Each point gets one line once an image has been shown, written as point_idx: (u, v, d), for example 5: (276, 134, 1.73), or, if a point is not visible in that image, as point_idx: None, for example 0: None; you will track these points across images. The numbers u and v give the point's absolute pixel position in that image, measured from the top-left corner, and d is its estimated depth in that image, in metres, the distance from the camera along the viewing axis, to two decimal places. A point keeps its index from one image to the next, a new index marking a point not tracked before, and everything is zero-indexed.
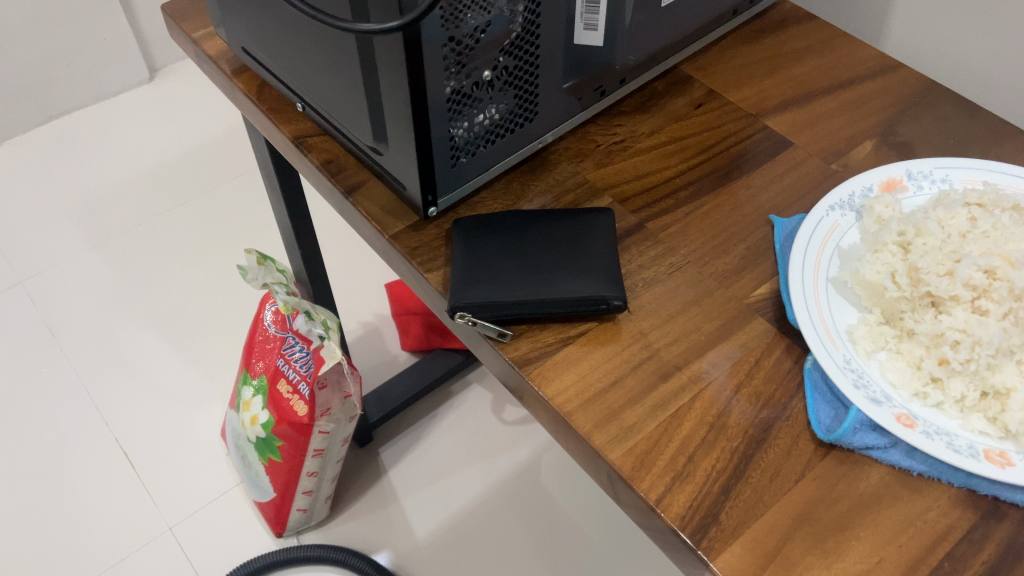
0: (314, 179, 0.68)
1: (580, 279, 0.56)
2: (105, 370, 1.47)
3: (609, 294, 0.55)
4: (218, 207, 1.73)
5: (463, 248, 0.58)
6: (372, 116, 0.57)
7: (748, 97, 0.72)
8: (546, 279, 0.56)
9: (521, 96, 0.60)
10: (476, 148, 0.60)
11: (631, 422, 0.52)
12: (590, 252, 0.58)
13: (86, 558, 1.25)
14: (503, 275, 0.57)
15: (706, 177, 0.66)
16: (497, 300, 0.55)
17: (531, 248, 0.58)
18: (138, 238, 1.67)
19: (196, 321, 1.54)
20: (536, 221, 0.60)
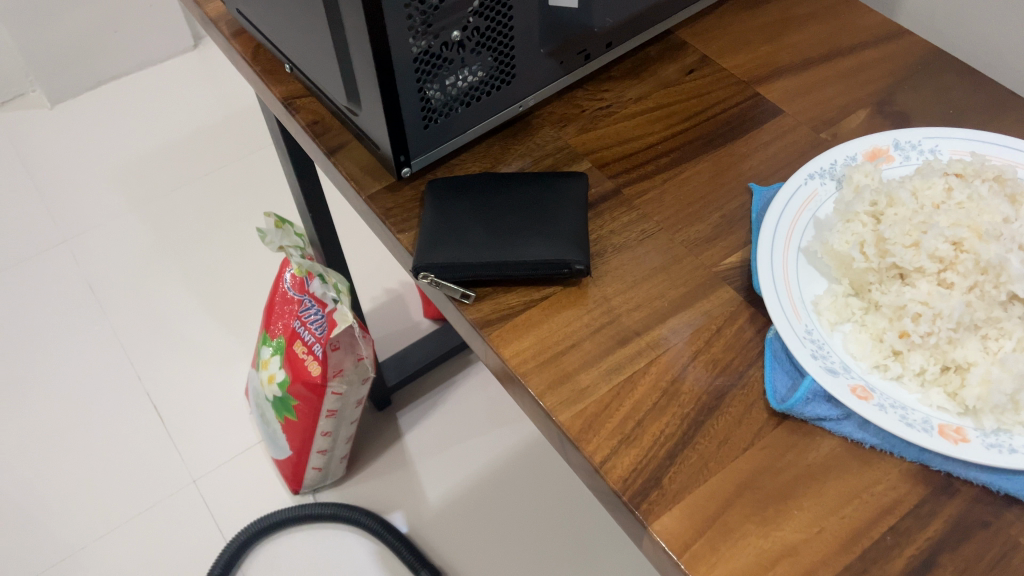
0: (302, 140, 0.69)
1: (544, 242, 0.56)
2: (138, 329, 1.52)
3: (571, 258, 0.55)
4: (252, 175, 1.76)
5: (434, 209, 0.59)
6: (344, 76, 0.58)
7: (743, 64, 0.71)
8: (510, 241, 0.56)
9: (497, 58, 0.60)
10: (451, 110, 0.61)
11: (584, 385, 0.52)
12: (560, 215, 0.58)
13: (114, 506, 1.31)
14: (468, 236, 0.57)
15: (689, 144, 0.65)
16: (460, 261, 0.56)
17: (500, 212, 0.58)
18: (175, 202, 1.72)
19: (225, 285, 1.58)
20: (507, 185, 0.60)
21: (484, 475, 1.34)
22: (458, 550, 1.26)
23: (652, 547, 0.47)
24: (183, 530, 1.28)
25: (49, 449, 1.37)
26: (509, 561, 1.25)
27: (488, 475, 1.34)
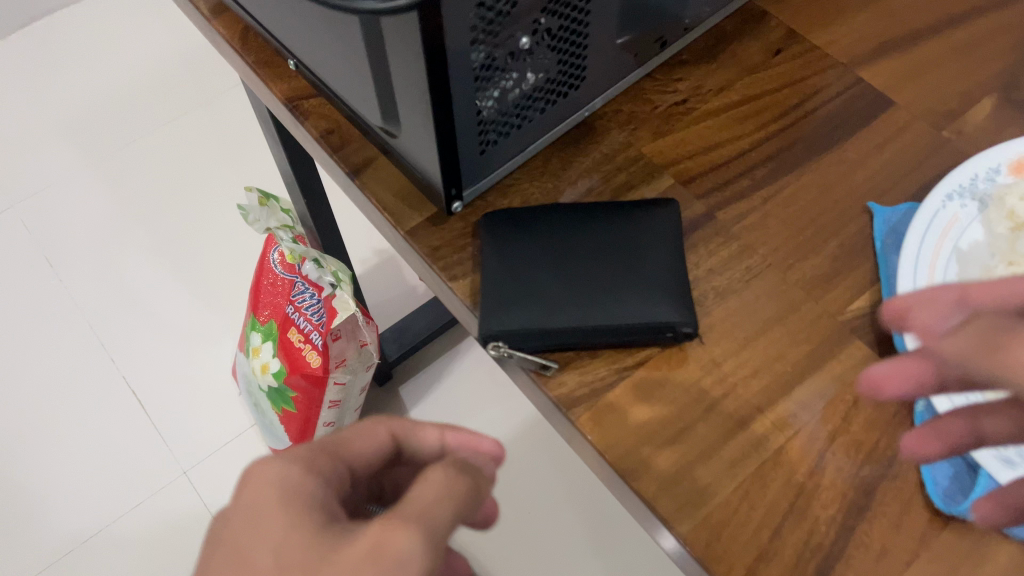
0: (314, 152, 0.57)
1: (639, 297, 0.46)
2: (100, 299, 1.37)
3: (677, 320, 0.45)
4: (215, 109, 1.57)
5: (495, 253, 0.48)
6: (379, 96, 0.46)
7: (838, 39, 0.59)
8: (596, 297, 0.46)
9: (566, 61, 0.48)
10: (510, 127, 0.49)
11: (705, 482, 0.43)
12: (652, 257, 0.47)
13: (98, 505, 1.20)
14: (543, 291, 0.46)
15: (788, 149, 0.54)
16: (539, 327, 0.45)
17: (577, 255, 0.48)
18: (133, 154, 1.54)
19: (199, 248, 1.42)
20: (582, 218, 0.49)
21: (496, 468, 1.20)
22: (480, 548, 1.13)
23: None
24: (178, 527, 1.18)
25: (22, 445, 1.25)
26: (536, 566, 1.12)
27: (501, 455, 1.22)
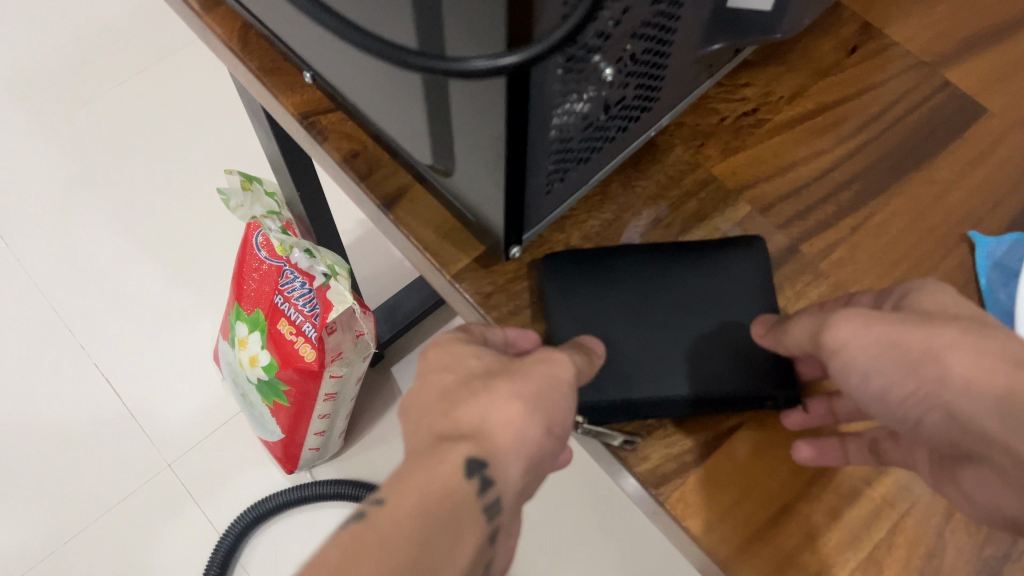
0: (336, 176, 0.50)
1: (733, 359, 0.40)
2: (19, 249, 1.14)
3: (774, 387, 0.39)
4: (145, 28, 1.32)
5: (563, 305, 0.42)
6: (433, 136, 0.39)
7: (919, 35, 0.53)
8: (683, 359, 0.40)
9: (645, 85, 0.41)
10: (578, 162, 0.42)
11: (815, 571, 0.39)
12: (743, 309, 0.42)
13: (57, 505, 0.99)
14: (621, 354, 0.40)
15: (874, 168, 0.48)
16: (624, 399, 0.39)
17: (660, 309, 0.42)
18: (52, 96, 1.25)
19: (159, 188, 1.18)
20: (657, 260, 0.43)
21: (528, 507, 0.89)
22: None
23: None
24: (166, 529, 0.99)
25: None
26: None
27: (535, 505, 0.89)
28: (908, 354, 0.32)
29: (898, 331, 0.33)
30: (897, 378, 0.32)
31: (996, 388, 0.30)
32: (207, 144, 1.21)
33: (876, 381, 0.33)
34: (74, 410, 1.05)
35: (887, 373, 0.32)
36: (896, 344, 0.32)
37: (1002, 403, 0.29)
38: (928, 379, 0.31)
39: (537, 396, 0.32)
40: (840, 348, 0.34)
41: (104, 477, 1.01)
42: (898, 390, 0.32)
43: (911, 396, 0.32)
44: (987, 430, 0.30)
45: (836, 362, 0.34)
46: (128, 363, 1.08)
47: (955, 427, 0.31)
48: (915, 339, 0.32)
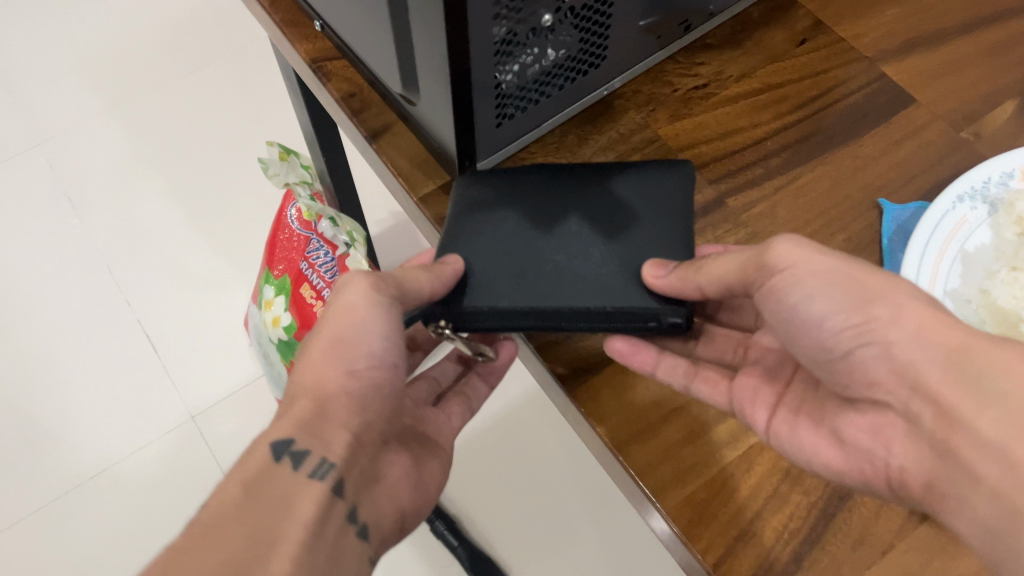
0: (335, 113, 0.58)
1: (625, 282, 0.43)
2: (82, 210, 1.25)
3: (664, 309, 0.43)
4: (210, 24, 1.43)
5: (469, 217, 0.47)
6: (401, 63, 0.47)
7: (866, 33, 0.59)
8: (570, 285, 0.43)
9: (588, 38, 0.48)
10: (528, 101, 0.49)
11: (692, 462, 0.44)
12: (663, 248, 0.45)
13: (88, 441, 1.08)
14: (510, 274, 0.44)
15: (804, 141, 0.54)
16: (499, 308, 0.43)
17: (560, 240, 0.45)
18: (132, 75, 1.37)
19: (215, 168, 1.28)
20: (577, 201, 0.47)
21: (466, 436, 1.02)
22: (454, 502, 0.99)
23: None
24: (176, 474, 1.05)
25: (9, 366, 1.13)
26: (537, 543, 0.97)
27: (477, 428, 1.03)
28: (869, 291, 0.40)
29: (849, 271, 0.41)
30: (851, 306, 0.40)
31: (949, 341, 0.39)
32: (257, 131, 1.31)
33: (827, 309, 0.41)
34: (113, 358, 1.14)
35: (838, 302, 0.41)
36: (854, 280, 0.41)
37: (950, 353, 0.38)
38: (877, 316, 0.40)
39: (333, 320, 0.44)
40: (791, 268, 0.41)
41: (133, 420, 1.09)
42: (849, 314, 0.40)
43: (862, 323, 0.40)
44: (932, 386, 0.38)
45: (788, 280, 0.41)
46: (167, 322, 1.17)
47: (891, 365, 0.40)
48: (875, 283, 0.40)
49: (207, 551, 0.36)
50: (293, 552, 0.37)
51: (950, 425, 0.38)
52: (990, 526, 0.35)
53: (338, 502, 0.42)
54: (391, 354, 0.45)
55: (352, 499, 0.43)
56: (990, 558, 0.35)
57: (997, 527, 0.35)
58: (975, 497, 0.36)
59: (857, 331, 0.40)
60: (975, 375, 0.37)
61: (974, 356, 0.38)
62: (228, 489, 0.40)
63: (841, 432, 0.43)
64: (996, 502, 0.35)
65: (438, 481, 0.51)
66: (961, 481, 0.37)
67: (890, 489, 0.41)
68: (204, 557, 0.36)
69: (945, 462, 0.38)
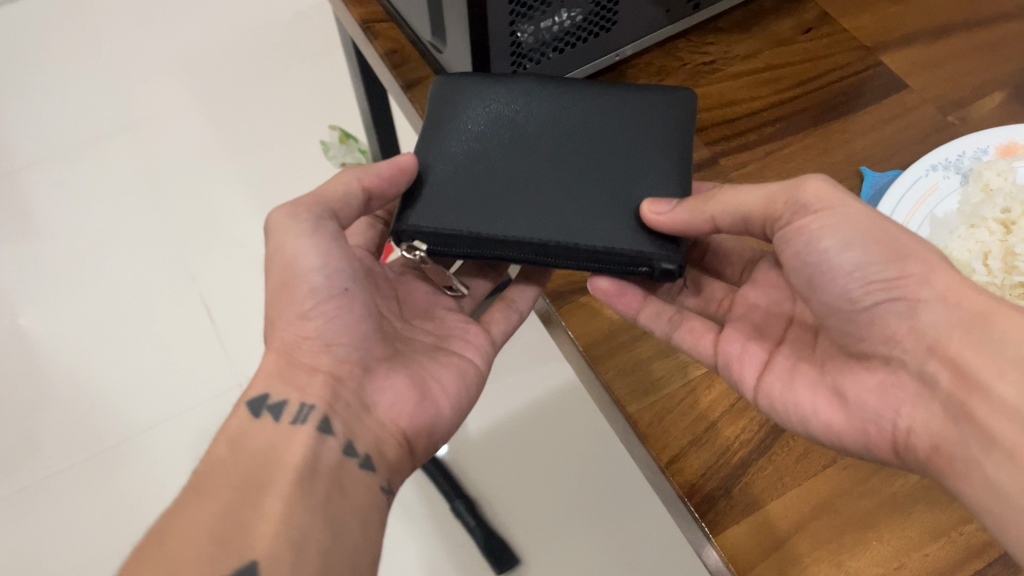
0: (379, 68, 0.65)
1: (617, 222, 0.46)
2: (141, 160, 1.31)
3: (651, 254, 0.46)
4: (285, 23, 1.47)
5: (448, 140, 0.49)
6: (433, 12, 0.54)
7: (867, 26, 0.64)
8: (552, 219, 0.46)
9: (600, 3, 0.55)
10: (543, 55, 0.56)
11: (658, 376, 0.50)
12: (652, 188, 0.47)
13: (120, 358, 1.10)
14: (492, 202, 0.47)
15: (798, 114, 0.59)
16: (482, 234, 0.46)
17: (546, 173, 0.48)
18: (205, 47, 1.45)
19: (269, 132, 1.33)
20: (569, 136, 0.49)
21: (490, 422, 1.01)
22: (478, 488, 0.97)
23: (714, 557, 0.45)
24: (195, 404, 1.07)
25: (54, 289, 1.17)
26: (567, 525, 0.94)
27: (500, 414, 1.01)
28: (899, 249, 0.42)
29: (880, 224, 0.43)
30: (883, 256, 0.42)
31: (974, 306, 0.40)
32: (315, 113, 1.34)
33: (861, 257, 0.43)
34: (156, 288, 1.17)
35: (873, 253, 0.42)
36: (885, 233, 0.43)
37: (976, 317, 0.40)
38: (904, 270, 0.42)
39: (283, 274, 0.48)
40: (825, 210, 0.43)
41: (166, 345, 1.12)
42: (878, 263, 0.42)
43: (892, 276, 0.42)
44: (954, 347, 0.40)
45: (818, 223, 0.43)
46: (229, 300, 1.16)
47: (916, 334, 0.42)
48: (909, 243, 0.42)
49: (204, 500, 0.39)
50: (285, 492, 0.40)
51: (967, 388, 0.39)
52: (1001, 488, 0.37)
53: (328, 438, 0.44)
54: (338, 279, 0.48)
55: (344, 433, 0.45)
56: (979, 502, 0.37)
57: (1007, 487, 0.36)
58: (987, 462, 0.37)
59: (888, 286, 0.42)
60: (996, 337, 0.39)
61: (995, 321, 0.39)
62: (218, 447, 0.43)
63: (850, 394, 0.45)
64: (1011, 463, 0.36)
65: (451, 396, 0.51)
66: (974, 443, 0.38)
67: (895, 452, 0.43)
68: (204, 507, 0.39)
69: (958, 426, 0.39)
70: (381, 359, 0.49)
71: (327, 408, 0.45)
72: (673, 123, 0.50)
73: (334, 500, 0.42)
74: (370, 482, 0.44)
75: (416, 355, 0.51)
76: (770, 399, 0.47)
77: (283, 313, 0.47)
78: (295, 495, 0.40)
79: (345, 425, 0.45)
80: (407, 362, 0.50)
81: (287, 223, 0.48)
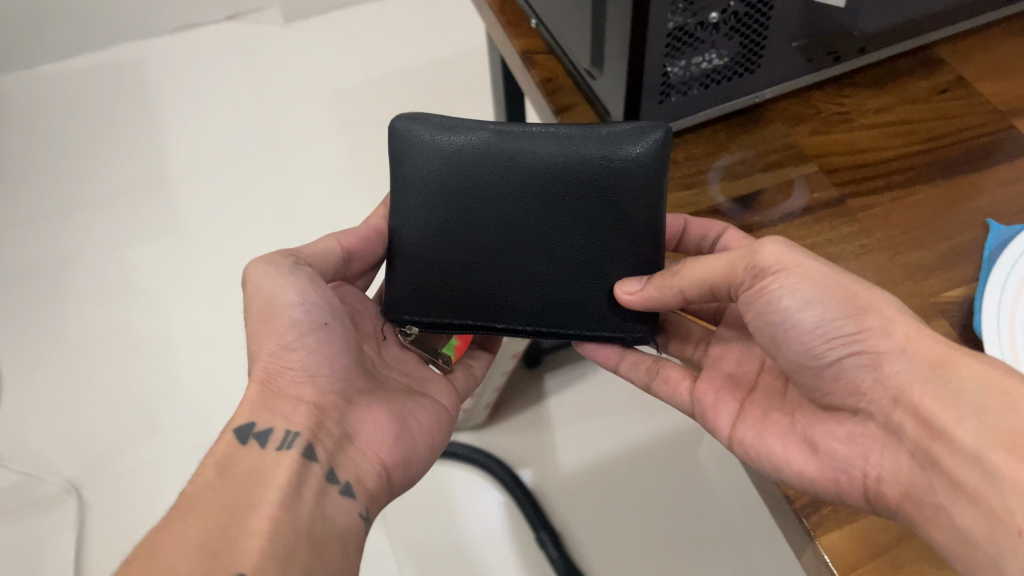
0: (533, 93, 0.71)
1: (584, 298, 0.57)
2: (283, 181, 1.42)
3: (618, 331, 0.57)
4: (398, 76, 1.57)
5: (416, 240, 0.58)
6: (595, 43, 0.60)
7: (1003, 92, 0.66)
8: (522, 310, 0.57)
9: (747, 45, 0.59)
10: (688, 89, 0.61)
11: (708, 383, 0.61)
12: (607, 259, 0.56)
13: (174, 350, 1.22)
14: (467, 294, 0.58)
15: (927, 165, 0.62)
16: (467, 324, 0.59)
17: (509, 259, 0.57)
18: (355, 85, 1.56)
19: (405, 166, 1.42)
20: (524, 215, 0.56)
21: (581, 460, 1.04)
22: (573, 530, 0.98)
23: (815, 559, 0.48)
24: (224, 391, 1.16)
25: (144, 289, 1.29)
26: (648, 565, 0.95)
27: (592, 455, 1.04)
28: (852, 304, 0.47)
29: (836, 284, 0.48)
30: (834, 311, 0.47)
31: (926, 360, 0.44)
32: None
33: (814, 312, 0.47)
34: (217, 289, 1.28)
35: (831, 310, 0.47)
36: (842, 291, 0.47)
37: (932, 364, 0.44)
38: (854, 325, 0.47)
39: (261, 309, 0.57)
40: (784, 270, 0.49)
41: (215, 339, 1.22)
42: (834, 313, 0.47)
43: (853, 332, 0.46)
44: (914, 399, 0.44)
45: (778, 278, 0.49)
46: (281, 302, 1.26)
47: (873, 376, 0.46)
48: (867, 295, 0.47)
49: (191, 519, 0.45)
50: (272, 511, 0.46)
51: (930, 435, 0.43)
52: (968, 533, 0.39)
53: (312, 462, 0.51)
54: (318, 316, 0.57)
55: (326, 462, 0.52)
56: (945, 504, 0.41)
57: (972, 533, 0.39)
58: (949, 503, 0.41)
59: (849, 339, 0.47)
60: (953, 385, 0.42)
61: (953, 370, 0.43)
62: (207, 469, 0.50)
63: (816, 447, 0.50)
64: (974, 507, 0.40)
65: (425, 432, 0.60)
66: (941, 489, 0.42)
67: (865, 499, 0.46)
68: (189, 524, 0.45)
69: (923, 470, 0.43)
70: (361, 393, 0.58)
71: (311, 436, 0.52)
72: (613, 204, 0.54)
73: (316, 524, 0.48)
74: (350, 509, 0.51)
75: (394, 401, 0.60)
76: (744, 445, 0.55)
77: (266, 346, 0.56)
78: (279, 515, 0.46)
79: (328, 454, 0.52)
80: (389, 402, 0.59)
81: (265, 273, 0.58)
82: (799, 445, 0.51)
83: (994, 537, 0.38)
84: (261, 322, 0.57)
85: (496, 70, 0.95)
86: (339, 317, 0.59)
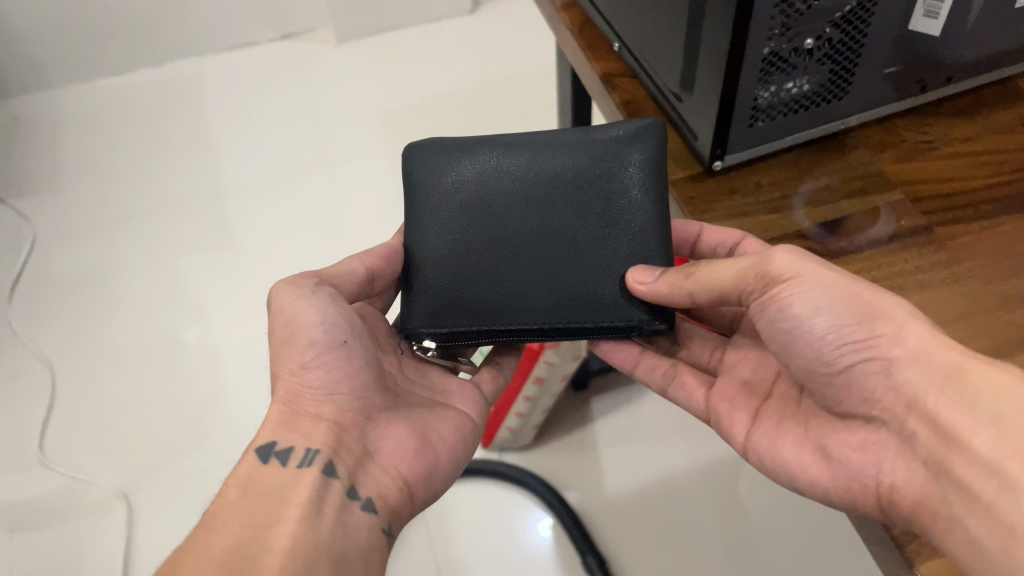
0: (611, 114, 0.72)
1: (605, 290, 0.56)
2: (335, 199, 1.43)
3: (642, 321, 0.56)
4: (453, 97, 1.58)
5: (431, 247, 0.59)
6: (686, 67, 0.61)
7: None
8: (544, 307, 0.57)
9: (837, 72, 0.60)
10: (776, 115, 0.61)
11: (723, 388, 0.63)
12: (625, 246, 0.57)
13: (199, 366, 1.22)
14: (485, 297, 0.57)
15: (1015, 196, 0.62)
16: (486, 330, 0.57)
17: (526, 258, 0.57)
18: (411, 106, 1.58)
19: None
20: (538, 213, 0.58)
21: (629, 484, 1.03)
22: (636, 570, 0.96)
23: None
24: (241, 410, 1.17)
25: (181, 303, 1.31)
26: None
27: (639, 479, 1.04)
28: (865, 309, 0.49)
29: (849, 288, 0.49)
30: (845, 316, 0.49)
31: (941, 366, 0.45)
32: None
33: (827, 319, 0.50)
34: (244, 308, 1.29)
35: (842, 315, 0.49)
36: (854, 295, 0.49)
37: (948, 372, 0.45)
38: (868, 330, 0.48)
39: (284, 331, 0.57)
40: (796, 279, 0.51)
41: (240, 357, 1.23)
42: (847, 318, 0.49)
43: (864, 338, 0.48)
44: (928, 405, 0.45)
45: (790, 287, 0.51)
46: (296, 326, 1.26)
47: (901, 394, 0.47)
48: (875, 300, 0.48)
49: (215, 537, 0.46)
50: (292, 528, 0.47)
51: (947, 445, 0.43)
52: (982, 546, 0.40)
53: (332, 479, 0.51)
54: (337, 335, 0.57)
55: (348, 478, 0.52)
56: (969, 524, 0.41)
57: (986, 548, 0.40)
58: (969, 516, 0.41)
59: (860, 344, 0.49)
60: (969, 395, 0.43)
61: (965, 377, 0.44)
62: (229, 488, 0.50)
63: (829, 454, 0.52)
64: (988, 520, 0.40)
65: (448, 445, 0.59)
66: (956, 502, 0.42)
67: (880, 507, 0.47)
68: (212, 542, 0.46)
69: (941, 484, 0.43)
70: (381, 411, 0.58)
71: (331, 453, 0.53)
72: (620, 191, 0.57)
73: (338, 538, 0.49)
74: (371, 524, 0.52)
75: (415, 416, 0.59)
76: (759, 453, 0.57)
77: (286, 365, 0.56)
78: (301, 532, 0.47)
79: (348, 471, 0.53)
80: (407, 416, 0.59)
81: (290, 294, 0.58)
82: (813, 454, 0.53)
83: (1012, 551, 0.39)
84: (283, 344, 0.57)
85: (566, 93, 0.96)
86: (360, 335, 0.59)
